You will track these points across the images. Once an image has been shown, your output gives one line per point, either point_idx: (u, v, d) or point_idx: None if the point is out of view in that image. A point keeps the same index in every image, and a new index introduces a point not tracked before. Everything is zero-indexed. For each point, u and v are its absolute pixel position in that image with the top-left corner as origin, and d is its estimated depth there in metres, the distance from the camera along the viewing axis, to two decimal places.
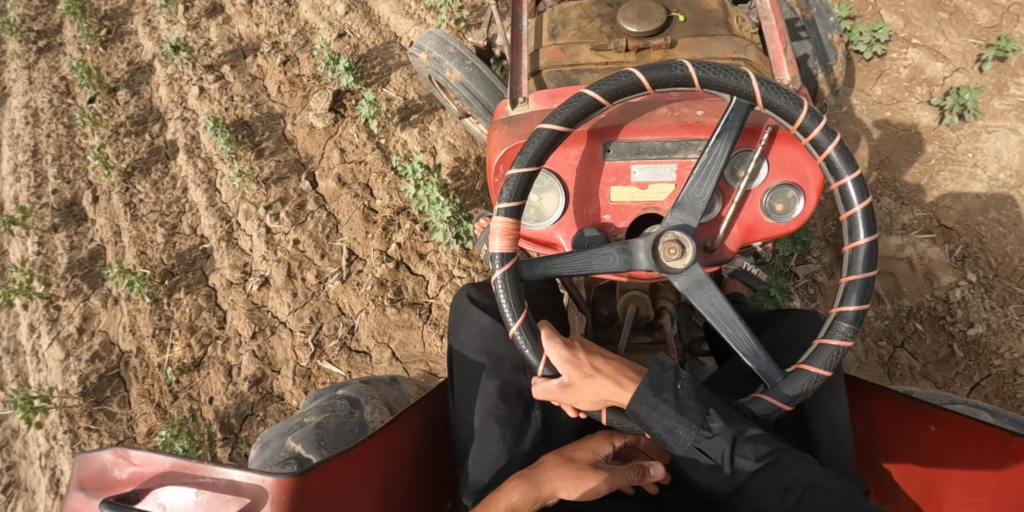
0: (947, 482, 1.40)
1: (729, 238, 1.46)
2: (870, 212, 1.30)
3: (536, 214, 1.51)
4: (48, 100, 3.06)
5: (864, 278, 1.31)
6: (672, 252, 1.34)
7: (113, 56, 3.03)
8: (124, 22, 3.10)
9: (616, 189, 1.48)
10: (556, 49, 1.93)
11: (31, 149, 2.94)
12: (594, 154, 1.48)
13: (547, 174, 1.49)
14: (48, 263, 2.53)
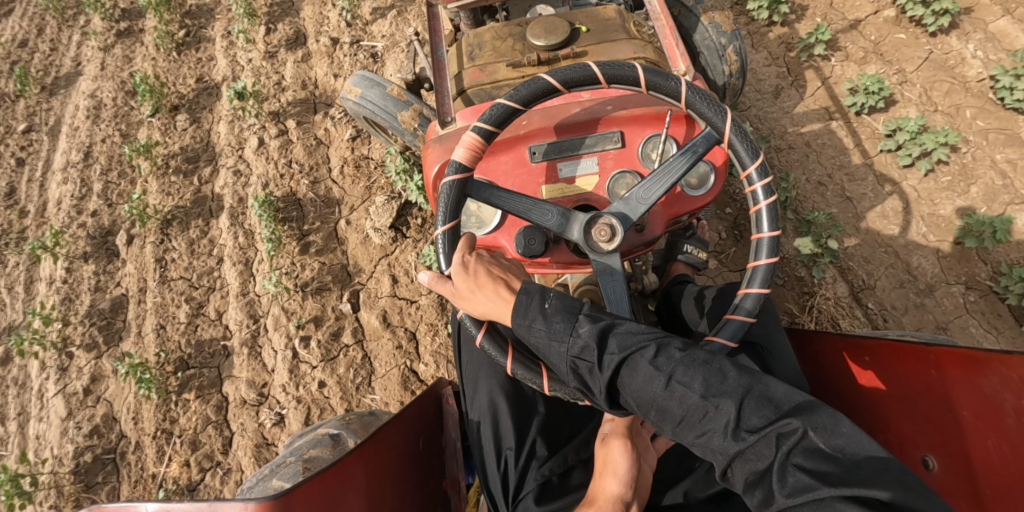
0: (886, 400, 1.37)
1: (654, 215, 1.46)
2: (763, 166, 1.32)
3: (477, 220, 1.51)
4: (113, 97, 2.89)
5: (772, 234, 1.30)
6: (604, 234, 1.29)
7: (184, 65, 2.84)
8: (204, 27, 2.95)
9: (548, 187, 1.49)
10: (475, 70, 1.81)
11: (85, 148, 2.77)
12: (522, 158, 1.51)
13: (482, 184, 1.50)
14: (72, 297, 2.37)
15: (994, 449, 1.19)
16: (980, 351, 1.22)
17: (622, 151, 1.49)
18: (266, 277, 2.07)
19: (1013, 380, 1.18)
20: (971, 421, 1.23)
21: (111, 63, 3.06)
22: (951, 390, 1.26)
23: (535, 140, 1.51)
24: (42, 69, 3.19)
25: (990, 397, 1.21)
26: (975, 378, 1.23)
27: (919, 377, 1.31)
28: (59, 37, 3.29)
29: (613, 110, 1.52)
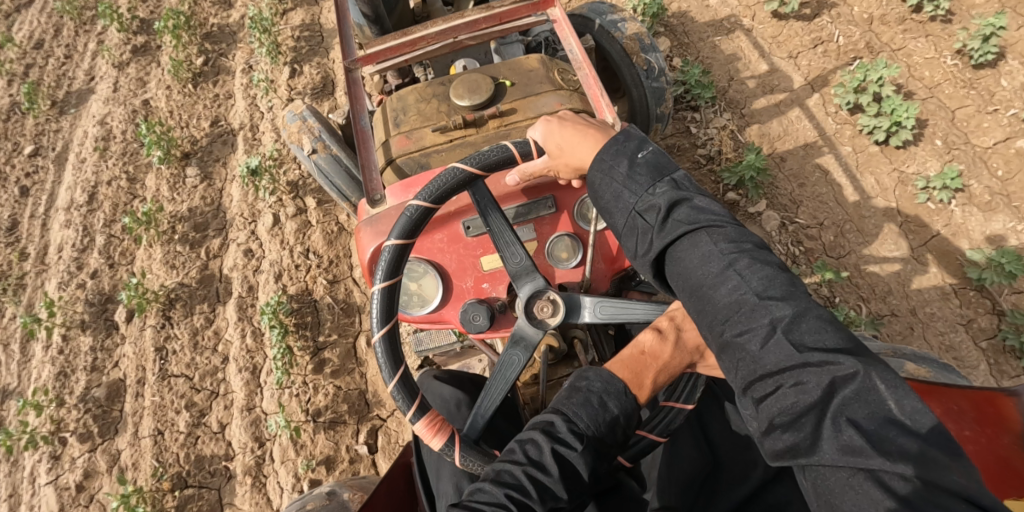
0: None
1: (598, 275, 1.32)
2: None
3: (418, 300, 1.34)
4: (122, 129, 2.64)
5: None
6: (546, 310, 1.18)
7: (200, 104, 2.57)
8: (226, 58, 2.71)
9: (486, 259, 1.33)
10: (401, 138, 1.51)
11: (90, 187, 2.52)
12: (455, 234, 1.34)
13: (416, 260, 1.33)
14: (68, 372, 2.16)
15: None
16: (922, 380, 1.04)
17: (557, 214, 1.33)
18: (274, 395, 1.89)
19: (952, 410, 0.99)
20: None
21: (125, 87, 2.80)
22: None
23: (467, 213, 1.33)
24: (51, 80, 2.92)
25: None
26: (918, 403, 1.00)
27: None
28: (73, 44, 3.01)
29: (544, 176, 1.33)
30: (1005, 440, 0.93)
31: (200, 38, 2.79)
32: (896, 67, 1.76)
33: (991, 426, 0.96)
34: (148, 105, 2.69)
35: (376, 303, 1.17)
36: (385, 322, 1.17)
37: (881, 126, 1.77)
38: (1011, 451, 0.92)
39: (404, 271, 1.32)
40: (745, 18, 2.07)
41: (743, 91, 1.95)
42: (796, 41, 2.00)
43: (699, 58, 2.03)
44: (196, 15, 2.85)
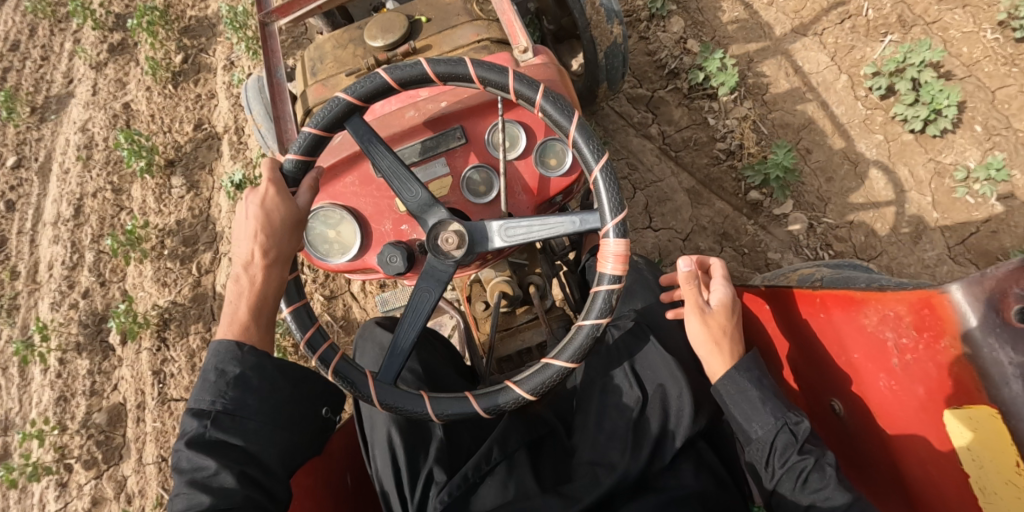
0: (802, 345, 1.30)
1: (516, 204, 1.34)
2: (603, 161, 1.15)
3: (339, 247, 1.35)
4: (105, 136, 2.52)
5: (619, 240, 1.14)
6: (449, 242, 1.17)
7: (181, 106, 2.44)
8: (206, 55, 2.56)
9: (401, 199, 1.35)
10: (318, 86, 1.53)
11: (76, 199, 2.42)
12: (367, 176, 1.36)
13: (331, 207, 1.34)
14: (68, 397, 2.09)
15: (886, 390, 1.11)
16: (857, 290, 1.09)
17: (468, 146, 1.35)
18: None
19: (889, 317, 1.05)
20: (864, 362, 1.14)
21: (105, 89, 2.66)
22: (843, 331, 1.16)
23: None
24: (30, 85, 2.80)
25: (874, 337, 1.10)
26: (858, 318, 1.11)
27: (812, 319, 1.22)
28: (50, 44, 2.87)
29: (450, 106, 1.35)
30: (943, 346, 0.98)
31: (179, 33, 2.64)
32: (941, 50, 1.62)
33: (930, 332, 1.00)
34: (129, 109, 2.56)
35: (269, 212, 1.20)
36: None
37: (919, 115, 1.62)
38: (947, 357, 0.98)
39: (321, 219, 1.33)
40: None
41: (763, 73, 1.79)
42: (820, 15, 1.81)
43: (715, 39, 1.85)
44: (173, 8, 2.68)
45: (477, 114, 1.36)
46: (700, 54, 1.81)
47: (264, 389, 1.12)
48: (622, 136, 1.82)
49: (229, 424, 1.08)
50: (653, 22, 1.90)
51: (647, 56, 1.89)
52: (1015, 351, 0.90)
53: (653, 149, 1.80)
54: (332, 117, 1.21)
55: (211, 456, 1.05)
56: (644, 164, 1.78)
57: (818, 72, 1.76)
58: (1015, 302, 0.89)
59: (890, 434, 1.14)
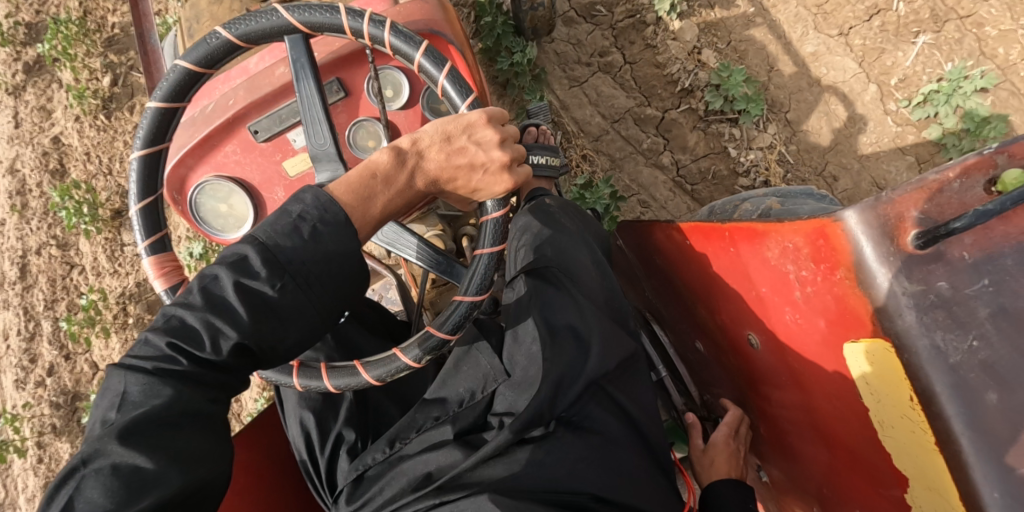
0: (707, 283, 1.11)
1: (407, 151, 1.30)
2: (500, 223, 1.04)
3: (235, 221, 1.31)
4: (37, 180, 2.23)
5: (496, 221, 1.04)
6: None
7: (119, 141, 2.15)
8: (139, 73, 2.25)
9: (289, 163, 1.29)
10: None
11: (19, 256, 2.17)
12: (247, 142, 1.27)
13: (217, 181, 1.28)
14: (53, 482, 1.96)
15: (792, 324, 0.91)
16: (757, 221, 0.89)
17: (350, 99, 1.28)
18: None
19: (788, 248, 0.85)
20: (771, 298, 0.93)
21: (29, 120, 2.34)
22: (749, 267, 0.96)
23: (251, 116, 1.25)
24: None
25: (776, 271, 0.89)
26: (762, 251, 0.90)
27: (722, 256, 1.02)
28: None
29: (322, 57, 1.24)
30: (840, 278, 0.78)
31: (103, 47, 2.30)
32: (993, 79, 1.50)
33: (827, 261, 0.79)
34: (59, 145, 2.26)
35: (134, 173, 1.09)
36: (145, 197, 1.10)
37: (956, 145, 1.53)
38: (843, 287, 0.78)
39: (208, 194, 1.28)
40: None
41: (783, 83, 1.65)
42: (845, 10, 1.62)
43: (730, 44, 1.66)
44: (90, 15, 2.31)
45: (355, 62, 1.27)
46: (718, 70, 1.64)
47: (314, 278, 0.89)
48: (631, 165, 1.72)
49: (281, 267, 0.87)
50: (661, 28, 1.69)
51: (655, 68, 1.71)
52: (910, 280, 0.72)
53: (667, 180, 1.71)
54: (255, 32, 1.06)
55: (224, 322, 0.84)
56: (657, 200, 1.69)
57: (844, 81, 1.61)
58: (914, 226, 0.71)
59: (799, 365, 0.94)
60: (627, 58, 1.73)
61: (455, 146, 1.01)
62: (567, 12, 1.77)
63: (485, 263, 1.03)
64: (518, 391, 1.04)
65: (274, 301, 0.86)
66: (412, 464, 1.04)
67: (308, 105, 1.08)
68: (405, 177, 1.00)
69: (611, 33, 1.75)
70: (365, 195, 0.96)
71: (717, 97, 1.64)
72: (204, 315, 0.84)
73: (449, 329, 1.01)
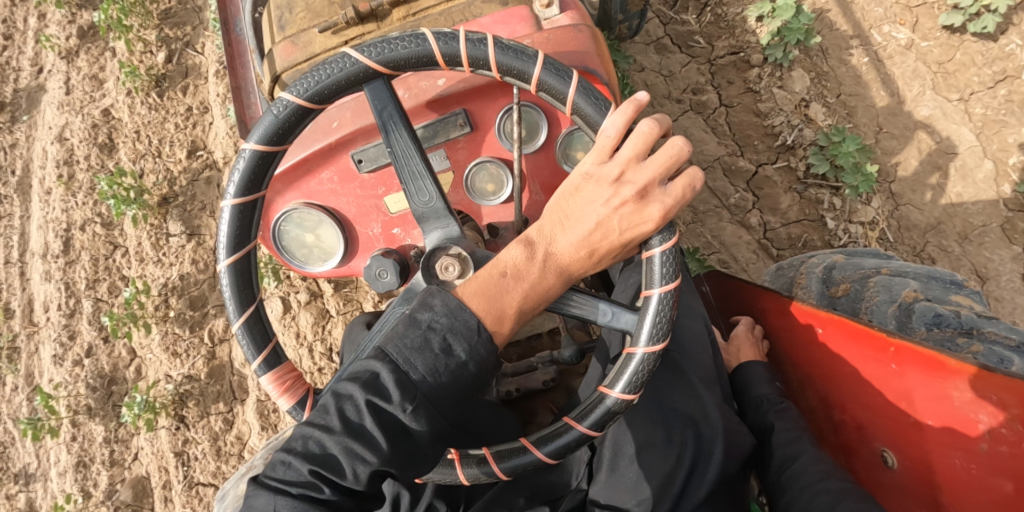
0: (842, 378, 1.18)
1: (533, 202, 1.22)
2: (665, 312, 0.96)
3: (321, 253, 1.24)
4: (85, 153, 2.19)
5: (658, 302, 0.97)
6: (448, 269, 1.03)
7: (170, 123, 2.08)
8: (194, 52, 2.17)
9: (391, 199, 1.20)
10: (287, 44, 1.25)
11: (64, 229, 2.15)
12: (347, 170, 1.17)
13: (306, 209, 1.19)
14: (86, 462, 1.96)
15: (958, 468, 0.98)
16: (951, 358, 0.98)
17: (473, 135, 1.16)
18: None
19: (989, 400, 0.93)
20: (936, 432, 1.01)
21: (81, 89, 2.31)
22: (913, 392, 1.04)
23: (356, 143, 1.15)
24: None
25: (960, 413, 0.98)
26: (945, 386, 0.99)
27: (879, 367, 1.09)
28: (12, 18, 2.50)
29: (449, 86, 1.12)
30: None
31: (159, 19, 2.22)
32: None
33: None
34: (109, 119, 2.21)
35: (225, 225, 1.04)
36: (236, 251, 1.06)
37: None
38: None
39: (296, 224, 1.20)
40: (903, 26, 1.72)
41: (892, 149, 1.69)
42: (968, 73, 1.68)
43: (840, 97, 1.72)
44: None
45: (486, 94, 1.14)
46: (826, 131, 1.69)
47: (442, 400, 0.87)
48: (715, 221, 1.74)
49: (412, 389, 0.85)
50: (766, 74, 1.75)
51: (755, 116, 1.76)
52: None
53: (752, 241, 1.72)
54: (328, 88, 1.00)
55: (363, 447, 0.83)
56: (738, 260, 1.71)
57: (960, 152, 1.65)
58: None
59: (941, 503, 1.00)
60: (724, 100, 1.78)
61: (573, 219, 0.97)
62: (662, 40, 1.85)
63: (641, 362, 0.96)
64: (624, 484, 1.14)
65: (409, 423, 0.84)
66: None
67: (404, 159, 1.03)
68: (536, 271, 0.96)
69: (708, 69, 1.81)
70: (495, 296, 0.93)
71: (822, 161, 1.68)
72: (343, 441, 0.83)
73: (592, 425, 0.97)
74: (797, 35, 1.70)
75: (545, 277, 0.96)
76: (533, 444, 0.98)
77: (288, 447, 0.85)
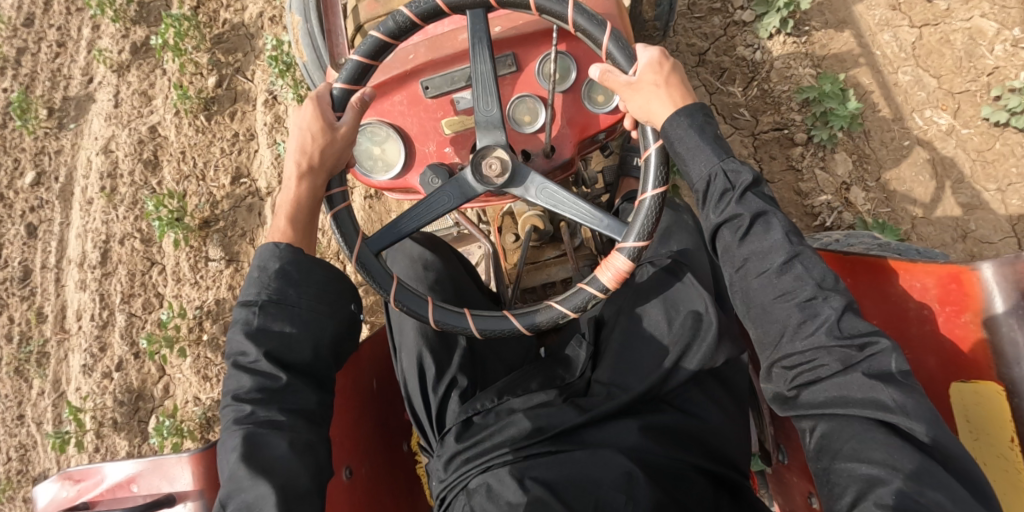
0: None
1: (562, 136, 1.43)
2: (660, 200, 1.19)
3: (384, 165, 1.43)
4: (129, 168, 2.23)
5: (655, 197, 1.19)
6: (492, 169, 1.24)
7: (216, 147, 2.13)
8: (243, 78, 2.22)
9: (446, 121, 1.42)
10: (371, 2, 1.64)
11: (101, 241, 2.19)
12: (415, 95, 1.43)
13: (378, 124, 1.42)
14: None
15: (901, 358, 1.18)
16: (884, 259, 1.16)
17: (519, 74, 1.42)
18: None
19: (915, 287, 1.12)
20: (880, 329, 1.20)
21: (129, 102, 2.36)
22: (865, 296, 1.22)
23: (425, 74, 1.42)
24: (48, 84, 2.59)
25: (897, 305, 1.16)
26: (884, 285, 1.17)
27: (832, 283, 1.27)
28: (67, 26, 2.65)
29: (504, 33, 1.42)
30: (965, 320, 1.07)
31: (211, 42, 2.29)
32: None
33: (954, 305, 1.08)
34: (155, 136, 2.25)
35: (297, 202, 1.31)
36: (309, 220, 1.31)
37: None
38: (967, 330, 1.07)
39: (368, 135, 1.41)
40: (944, 111, 1.77)
41: (929, 235, 1.70)
42: (1007, 164, 1.71)
43: (879, 181, 1.75)
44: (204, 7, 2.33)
45: (530, 42, 1.43)
46: (866, 219, 1.72)
47: (304, 284, 1.18)
48: None
49: (292, 251, 1.20)
50: (809, 153, 1.81)
51: (796, 194, 1.80)
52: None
53: None
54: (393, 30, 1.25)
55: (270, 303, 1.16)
56: None
57: (997, 242, 1.67)
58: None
59: None
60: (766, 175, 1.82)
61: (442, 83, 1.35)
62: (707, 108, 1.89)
63: (630, 251, 1.19)
64: (623, 359, 1.28)
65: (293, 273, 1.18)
66: (523, 414, 1.26)
67: (479, 78, 1.27)
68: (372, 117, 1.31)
69: (751, 142, 1.86)
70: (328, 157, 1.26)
71: None
72: (246, 312, 1.16)
73: (571, 308, 1.22)
74: (843, 120, 1.77)
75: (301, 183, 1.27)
76: (555, 304, 1.23)
77: (228, 351, 1.18)
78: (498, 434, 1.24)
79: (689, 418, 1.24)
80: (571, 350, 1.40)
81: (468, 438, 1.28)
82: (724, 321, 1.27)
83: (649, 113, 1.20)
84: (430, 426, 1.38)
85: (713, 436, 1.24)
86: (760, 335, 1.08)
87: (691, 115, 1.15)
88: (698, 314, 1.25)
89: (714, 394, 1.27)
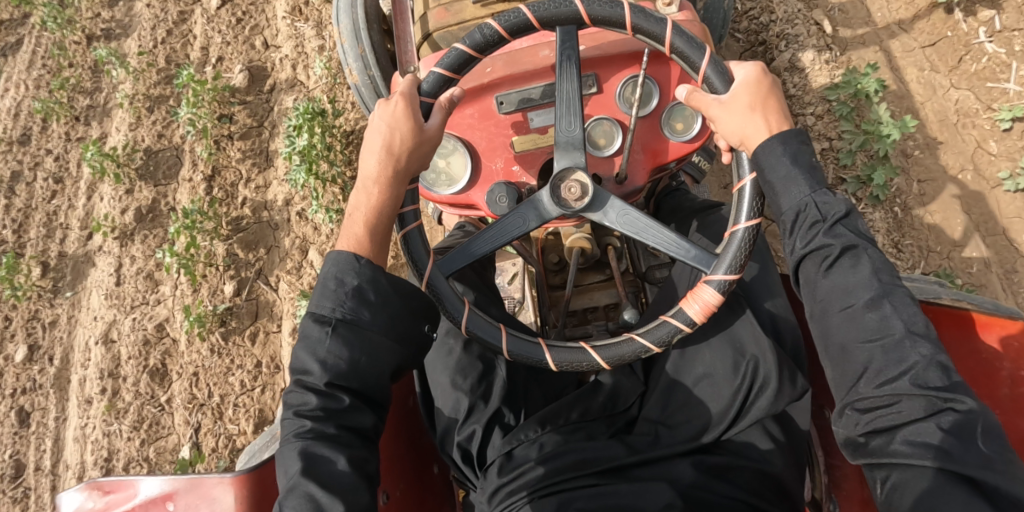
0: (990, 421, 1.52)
1: (639, 163, 1.86)
2: (756, 186, 1.55)
3: (449, 178, 1.90)
4: (129, 385, 2.54)
5: (747, 227, 1.54)
6: (573, 191, 1.61)
7: (234, 374, 2.52)
8: (264, 284, 2.66)
9: (519, 139, 1.87)
10: (441, 11, 2.29)
11: (104, 458, 2.46)
12: (486, 110, 1.86)
13: (449, 141, 1.87)
14: None
15: None
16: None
17: (601, 94, 1.84)
18: None
19: None
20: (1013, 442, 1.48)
21: (135, 286, 2.71)
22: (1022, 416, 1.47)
23: (501, 89, 1.84)
24: (45, 228, 2.92)
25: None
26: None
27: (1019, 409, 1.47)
28: (67, 162, 3.03)
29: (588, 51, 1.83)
30: None
31: (228, 229, 2.72)
32: None
33: None
34: (151, 347, 2.59)
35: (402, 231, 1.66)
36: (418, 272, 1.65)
37: None
38: None
39: (438, 150, 1.87)
40: None
41: None
42: None
43: None
44: (217, 170, 2.84)
45: (610, 64, 1.83)
46: None
47: (376, 305, 1.51)
48: None
49: (362, 300, 1.50)
50: None
51: None
52: None
53: None
54: (480, 43, 1.63)
55: (322, 356, 1.46)
56: None
57: None
58: None
59: None
60: None
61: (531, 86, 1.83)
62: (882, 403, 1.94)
63: (735, 254, 1.54)
64: (675, 398, 1.69)
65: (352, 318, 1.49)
66: (568, 454, 1.62)
67: (564, 96, 1.64)
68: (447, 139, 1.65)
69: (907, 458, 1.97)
70: (416, 143, 1.59)
71: None
72: (297, 383, 1.46)
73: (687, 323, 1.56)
74: None
75: (381, 186, 1.59)
76: (640, 337, 1.58)
77: (280, 455, 1.42)
78: (557, 465, 1.60)
79: (733, 459, 1.59)
80: (605, 381, 1.77)
81: (507, 472, 1.63)
82: (782, 358, 1.60)
83: (733, 128, 1.53)
84: (473, 469, 1.70)
85: (759, 477, 1.58)
86: (840, 378, 1.40)
87: (784, 143, 1.45)
88: (754, 359, 1.60)
89: (754, 435, 1.62)
